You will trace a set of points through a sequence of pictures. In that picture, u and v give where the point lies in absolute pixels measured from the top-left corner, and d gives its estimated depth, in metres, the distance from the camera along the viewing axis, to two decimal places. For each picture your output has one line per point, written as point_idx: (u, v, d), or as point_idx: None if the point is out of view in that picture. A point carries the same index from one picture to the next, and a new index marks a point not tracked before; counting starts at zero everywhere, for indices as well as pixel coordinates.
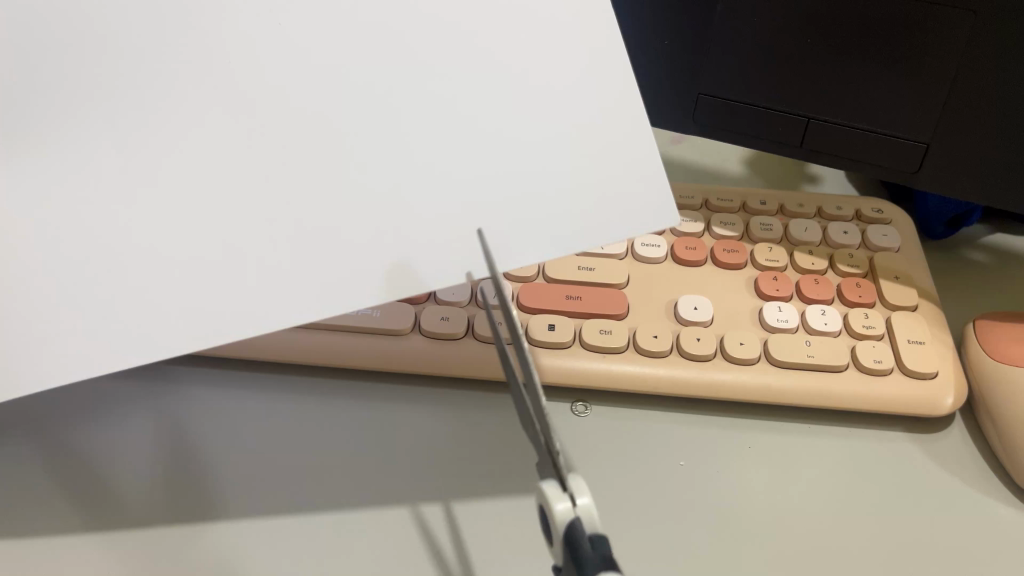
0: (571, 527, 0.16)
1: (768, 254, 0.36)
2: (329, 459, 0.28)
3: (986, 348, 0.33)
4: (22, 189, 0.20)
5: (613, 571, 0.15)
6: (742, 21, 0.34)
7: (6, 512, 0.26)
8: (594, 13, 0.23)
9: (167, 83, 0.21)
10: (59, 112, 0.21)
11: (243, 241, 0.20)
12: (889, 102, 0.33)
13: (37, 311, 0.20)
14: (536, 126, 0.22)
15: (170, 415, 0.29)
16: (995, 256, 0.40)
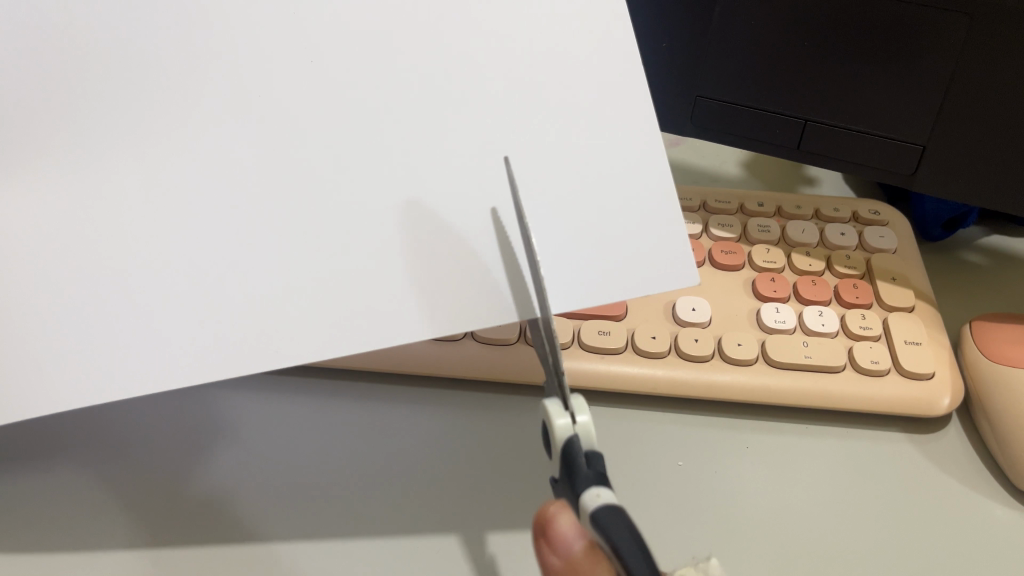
0: (570, 441, 0.20)
1: (766, 255, 0.36)
2: (375, 483, 0.27)
3: (983, 349, 0.33)
4: (72, 214, 0.23)
5: (601, 485, 0.19)
6: (740, 24, 0.34)
7: (51, 523, 0.26)
8: (596, 49, 0.25)
9: (208, 120, 0.24)
10: (108, 142, 0.24)
11: (275, 263, 0.23)
12: (887, 104, 0.33)
13: (79, 324, 0.22)
14: (542, 159, 0.24)
15: (212, 435, 0.29)
16: (992, 258, 0.40)
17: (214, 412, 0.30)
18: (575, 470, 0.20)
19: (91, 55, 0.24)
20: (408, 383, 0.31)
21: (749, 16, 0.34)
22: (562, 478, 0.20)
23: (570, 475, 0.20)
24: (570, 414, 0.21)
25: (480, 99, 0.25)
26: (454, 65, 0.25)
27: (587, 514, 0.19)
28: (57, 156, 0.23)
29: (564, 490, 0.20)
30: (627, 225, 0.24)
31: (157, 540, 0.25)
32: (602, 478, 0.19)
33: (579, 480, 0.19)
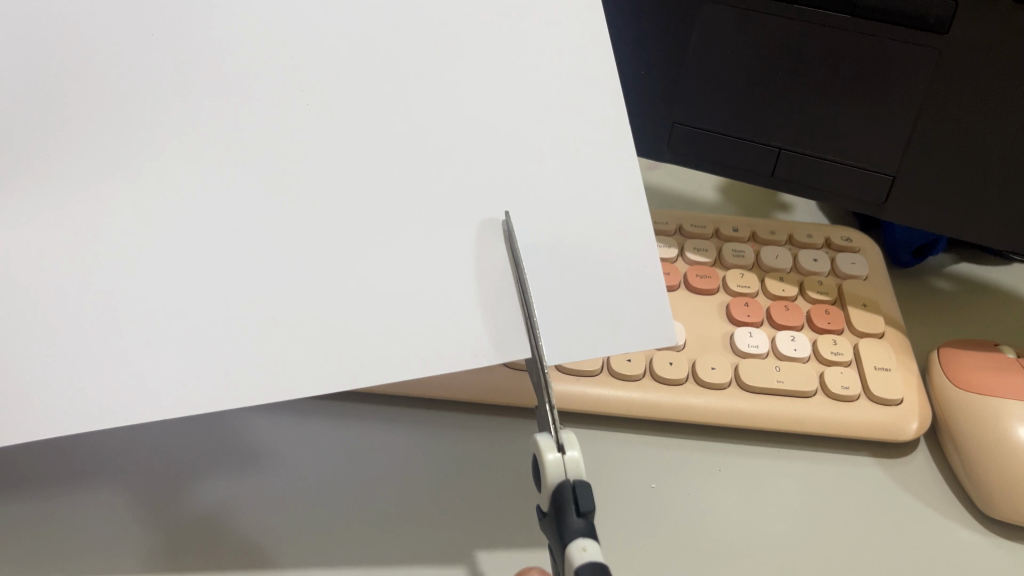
0: (560, 486, 0.20)
1: (740, 280, 0.37)
2: (381, 511, 0.27)
3: (950, 375, 0.34)
4: (45, 222, 0.22)
5: (588, 537, 0.19)
6: (716, 51, 0.35)
7: (70, 550, 0.26)
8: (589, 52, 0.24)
9: (179, 121, 0.23)
10: (75, 142, 0.23)
11: (252, 274, 0.22)
12: (859, 134, 0.34)
13: (49, 343, 0.22)
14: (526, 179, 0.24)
15: (221, 462, 0.29)
16: (961, 285, 0.41)
17: (210, 434, 0.30)
18: (564, 519, 0.20)
19: (65, 51, 0.23)
20: (386, 406, 0.31)
21: (726, 47, 0.34)
22: (550, 515, 0.20)
23: (559, 521, 0.20)
24: (561, 449, 0.21)
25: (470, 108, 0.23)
26: (444, 64, 0.24)
27: (572, 568, 0.19)
28: (26, 157, 0.22)
29: (552, 533, 0.20)
30: (616, 266, 0.24)
31: (176, 566, 0.25)
32: (591, 528, 0.20)
33: (567, 530, 0.20)
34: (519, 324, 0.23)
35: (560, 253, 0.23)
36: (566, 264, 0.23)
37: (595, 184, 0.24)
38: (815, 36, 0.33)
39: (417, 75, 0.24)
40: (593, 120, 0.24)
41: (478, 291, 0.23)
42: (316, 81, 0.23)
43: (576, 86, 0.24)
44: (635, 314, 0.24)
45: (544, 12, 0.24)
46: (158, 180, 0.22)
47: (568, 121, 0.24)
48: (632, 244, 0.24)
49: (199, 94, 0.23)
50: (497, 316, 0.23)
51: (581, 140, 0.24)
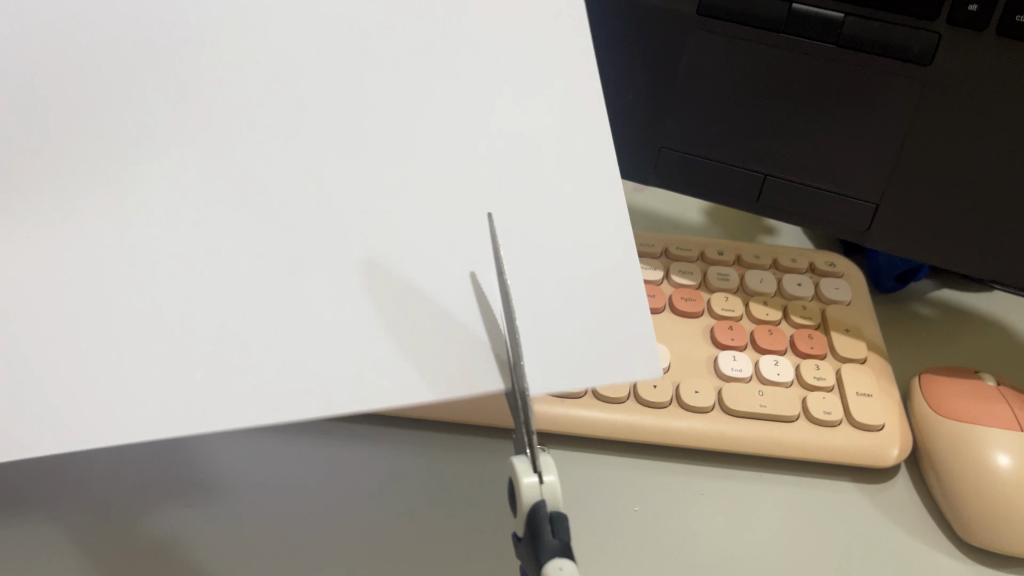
0: (536, 507, 0.20)
1: (725, 303, 0.37)
2: (342, 541, 0.27)
3: (931, 402, 0.34)
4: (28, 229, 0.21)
5: (565, 556, 0.19)
6: (703, 76, 0.35)
7: None
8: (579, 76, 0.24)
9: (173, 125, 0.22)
10: (64, 146, 0.22)
11: None
12: (843, 162, 0.34)
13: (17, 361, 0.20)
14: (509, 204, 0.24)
15: (176, 492, 0.29)
16: (943, 311, 0.42)
17: (175, 461, 0.30)
18: (540, 538, 0.19)
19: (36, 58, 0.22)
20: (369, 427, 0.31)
21: (713, 73, 0.35)
22: (526, 539, 0.20)
23: (535, 542, 0.19)
24: (538, 473, 0.21)
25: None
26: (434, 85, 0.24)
27: None
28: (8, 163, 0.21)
29: (527, 556, 0.20)
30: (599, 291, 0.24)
31: None
32: (567, 549, 0.19)
33: (543, 550, 0.19)
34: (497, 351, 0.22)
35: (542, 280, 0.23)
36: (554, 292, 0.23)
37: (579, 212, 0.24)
38: (801, 63, 0.33)
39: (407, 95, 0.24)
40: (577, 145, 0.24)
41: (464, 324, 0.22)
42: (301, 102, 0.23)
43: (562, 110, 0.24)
44: (616, 338, 0.23)
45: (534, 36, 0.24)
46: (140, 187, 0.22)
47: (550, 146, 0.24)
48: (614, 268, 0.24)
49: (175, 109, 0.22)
50: (479, 348, 0.22)
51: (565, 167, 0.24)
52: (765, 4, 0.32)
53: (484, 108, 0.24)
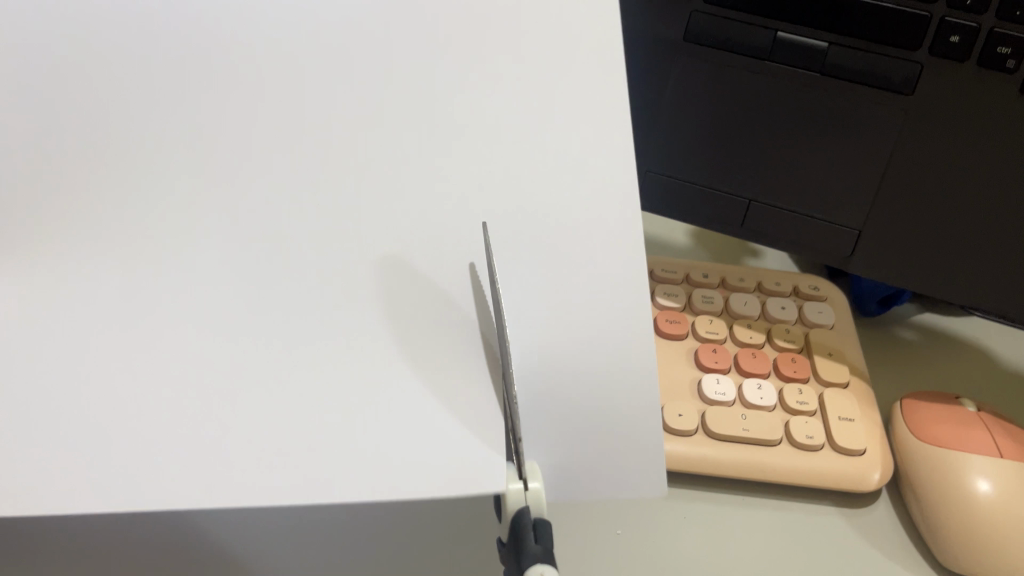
0: (520, 513, 0.20)
1: (709, 326, 0.37)
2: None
3: (912, 427, 0.34)
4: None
5: (546, 562, 0.19)
6: (689, 101, 0.35)
7: None
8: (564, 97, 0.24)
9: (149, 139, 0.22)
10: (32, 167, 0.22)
11: None
12: (827, 187, 0.35)
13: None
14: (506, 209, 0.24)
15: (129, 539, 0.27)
16: (924, 334, 0.42)
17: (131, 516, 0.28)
18: (522, 544, 0.19)
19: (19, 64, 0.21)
20: None
21: (698, 98, 0.35)
22: (510, 543, 0.20)
23: (517, 547, 0.20)
24: (522, 480, 0.20)
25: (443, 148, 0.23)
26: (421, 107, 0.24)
27: None
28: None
29: (511, 559, 0.20)
30: (596, 314, 0.23)
31: None
32: (548, 554, 0.19)
33: (524, 555, 0.19)
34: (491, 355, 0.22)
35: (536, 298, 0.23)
36: (546, 314, 0.23)
37: (573, 232, 0.24)
38: (785, 89, 0.33)
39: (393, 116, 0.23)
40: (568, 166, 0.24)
41: (458, 344, 0.22)
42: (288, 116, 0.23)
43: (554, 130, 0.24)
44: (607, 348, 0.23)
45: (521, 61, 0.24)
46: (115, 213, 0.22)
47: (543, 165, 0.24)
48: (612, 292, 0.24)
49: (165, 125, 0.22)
50: (474, 366, 0.22)
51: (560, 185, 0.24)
52: (750, 32, 0.33)
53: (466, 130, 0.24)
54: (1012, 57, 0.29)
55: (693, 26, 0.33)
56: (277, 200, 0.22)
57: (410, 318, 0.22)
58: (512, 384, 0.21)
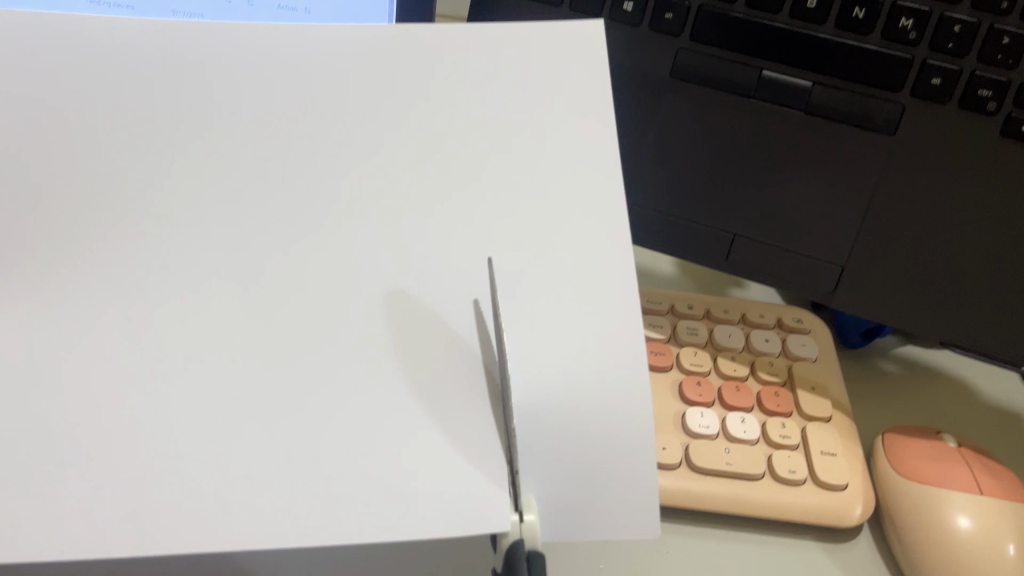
0: (514, 545, 0.19)
1: (693, 358, 0.37)
2: None
3: (894, 462, 0.35)
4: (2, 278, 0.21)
5: None
6: (675, 135, 0.35)
7: None
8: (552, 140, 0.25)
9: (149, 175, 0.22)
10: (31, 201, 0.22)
11: None
12: (811, 222, 0.35)
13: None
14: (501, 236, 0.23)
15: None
16: (906, 366, 0.42)
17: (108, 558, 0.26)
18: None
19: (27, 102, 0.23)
20: None
21: (683, 133, 0.35)
22: None
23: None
24: (518, 513, 0.20)
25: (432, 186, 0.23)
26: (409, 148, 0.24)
27: None
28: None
29: None
30: (606, 347, 0.22)
31: None
32: None
33: None
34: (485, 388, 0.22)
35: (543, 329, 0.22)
36: (549, 348, 0.22)
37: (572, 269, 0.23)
38: (770, 125, 0.34)
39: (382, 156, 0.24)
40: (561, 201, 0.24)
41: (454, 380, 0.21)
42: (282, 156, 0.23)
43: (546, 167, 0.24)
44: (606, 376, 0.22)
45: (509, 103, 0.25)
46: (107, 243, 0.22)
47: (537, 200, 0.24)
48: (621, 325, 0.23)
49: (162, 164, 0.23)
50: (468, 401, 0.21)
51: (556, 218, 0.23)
52: (736, 70, 0.33)
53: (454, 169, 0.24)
54: (993, 100, 0.30)
55: (679, 64, 0.34)
56: (271, 236, 0.22)
57: (409, 353, 0.21)
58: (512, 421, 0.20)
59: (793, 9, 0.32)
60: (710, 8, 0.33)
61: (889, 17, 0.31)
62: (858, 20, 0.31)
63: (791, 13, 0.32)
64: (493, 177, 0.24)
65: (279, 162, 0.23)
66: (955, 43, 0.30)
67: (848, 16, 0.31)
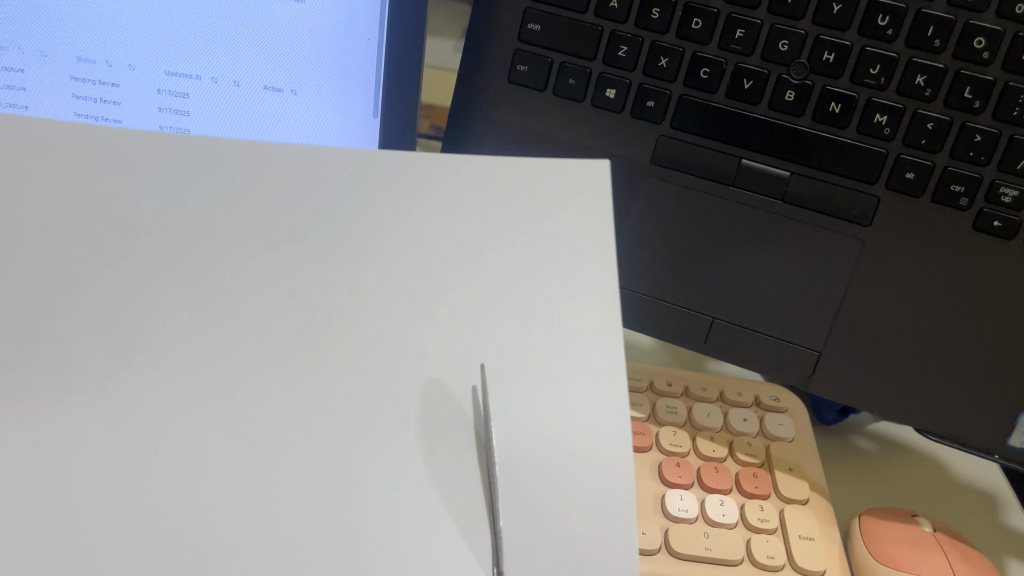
0: None
1: (673, 438, 0.37)
2: None
3: (870, 547, 0.35)
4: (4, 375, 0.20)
5: None
6: (657, 217, 0.36)
7: None
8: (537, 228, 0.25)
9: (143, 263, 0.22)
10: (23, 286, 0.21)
11: None
12: (788, 309, 0.35)
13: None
14: (489, 328, 0.23)
15: None
16: (880, 444, 0.43)
17: None
18: None
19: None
20: None
21: (663, 219, 0.36)
22: None
23: None
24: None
25: (416, 286, 0.23)
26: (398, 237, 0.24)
27: None
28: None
29: None
30: (594, 440, 0.22)
31: None
32: None
33: None
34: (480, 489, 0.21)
35: (534, 431, 0.22)
36: (542, 446, 0.22)
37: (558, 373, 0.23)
38: (749, 215, 0.35)
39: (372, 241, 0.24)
40: (550, 301, 0.24)
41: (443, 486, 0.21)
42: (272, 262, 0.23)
43: (537, 261, 0.24)
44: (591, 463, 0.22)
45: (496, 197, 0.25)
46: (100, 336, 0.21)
47: (522, 300, 0.24)
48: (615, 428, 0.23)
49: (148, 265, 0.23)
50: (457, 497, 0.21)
51: (542, 323, 0.24)
52: (715, 158, 0.34)
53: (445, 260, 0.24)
54: (965, 195, 0.31)
55: (661, 151, 0.34)
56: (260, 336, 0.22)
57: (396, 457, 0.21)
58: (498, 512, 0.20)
59: (771, 101, 0.32)
60: (690, 98, 0.33)
61: (864, 114, 0.31)
62: (834, 114, 0.32)
63: (770, 106, 0.32)
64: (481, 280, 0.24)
65: (263, 263, 0.23)
66: (928, 138, 0.31)
67: (825, 110, 0.32)
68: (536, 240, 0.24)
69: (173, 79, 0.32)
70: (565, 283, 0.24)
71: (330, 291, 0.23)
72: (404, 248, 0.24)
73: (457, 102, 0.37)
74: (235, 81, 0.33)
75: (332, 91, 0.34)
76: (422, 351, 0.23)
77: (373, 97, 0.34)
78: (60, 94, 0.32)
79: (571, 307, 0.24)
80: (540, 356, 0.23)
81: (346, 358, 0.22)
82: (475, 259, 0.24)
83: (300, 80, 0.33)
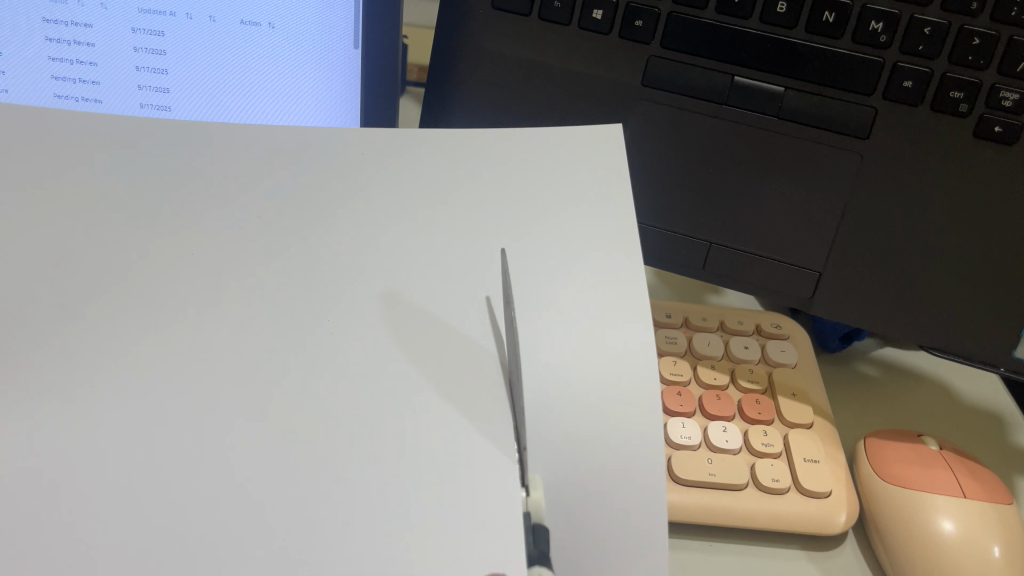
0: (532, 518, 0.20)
1: (673, 368, 0.37)
2: None
3: (877, 468, 0.34)
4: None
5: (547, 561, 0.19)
6: (650, 141, 0.35)
7: None
8: (529, 180, 0.26)
9: (139, 236, 0.23)
10: (18, 263, 0.22)
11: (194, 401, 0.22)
12: (786, 229, 0.35)
13: None
14: (488, 269, 0.24)
15: None
16: (884, 369, 0.42)
17: None
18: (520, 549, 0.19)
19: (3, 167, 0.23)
20: None
21: (657, 143, 0.35)
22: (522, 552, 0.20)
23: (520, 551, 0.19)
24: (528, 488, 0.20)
25: (421, 227, 0.24)
26: (396, 191, 0.25)
27: None
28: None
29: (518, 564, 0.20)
30: (599, 355, 0.23)
31: None
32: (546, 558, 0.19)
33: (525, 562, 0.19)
34: (506, 395, 0.21)
35: (545, 350, 0.23)
36: (540, 367, 0.23)
37: (560, 295, 0.24)
38: (745, 134, 0.34)
39: (371, 195, 0.25)
40: (545, 244, 0.25)
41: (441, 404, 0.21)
42: (267, 212, 0.24)
43: (527, 209, 0.25)
44: (598, 378, 0.23)
45: (489, 152, 0.26)
46: (89, 297, 0.22)
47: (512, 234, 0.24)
48: (603, 357, 0.23)
49: (135, 209, 0.23)
50: (465, 416, 0.20)
51: (532, 264, 0.24)
52: (707, 76, 0.33)
53: (444, 206, 0.25)
54: (964, 101, 0.30)
55: (651, 72, 0.33)
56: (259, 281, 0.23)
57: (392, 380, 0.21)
58: (521, 411, 0.21)
59: (763, 14, 0.31)
60: (679, 15, 0.32)
61: (859, 22, 0.30)
62: (829, 24, 0.31)
63: (762, 19, 0.32)
64: (474, 225, 0.25)
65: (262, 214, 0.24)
66: (926, 45, 0.30)
67: (818, 20, 0.31)
68: (528, 185, 0.26)
69: (148, 17, 0.31)
70: (556, 224, 0.25)
71: (331, 242, 0.24)
72: (407, 195, 0.25)
73: (440, 35, 0.36)
74: (210, 16, 0.32)
75: (310, 20, 0.32)
76: (416, 282, 0.23)
77: (354, 21, 0.33)
78: (32, 38, 0.31)
79: (556, 251, 0.25)
80: (537, 293, 0.24)
81: (341, 292, 0.23)
82: (468, 205, 0.25)
83: (276, 12, 0.32)
